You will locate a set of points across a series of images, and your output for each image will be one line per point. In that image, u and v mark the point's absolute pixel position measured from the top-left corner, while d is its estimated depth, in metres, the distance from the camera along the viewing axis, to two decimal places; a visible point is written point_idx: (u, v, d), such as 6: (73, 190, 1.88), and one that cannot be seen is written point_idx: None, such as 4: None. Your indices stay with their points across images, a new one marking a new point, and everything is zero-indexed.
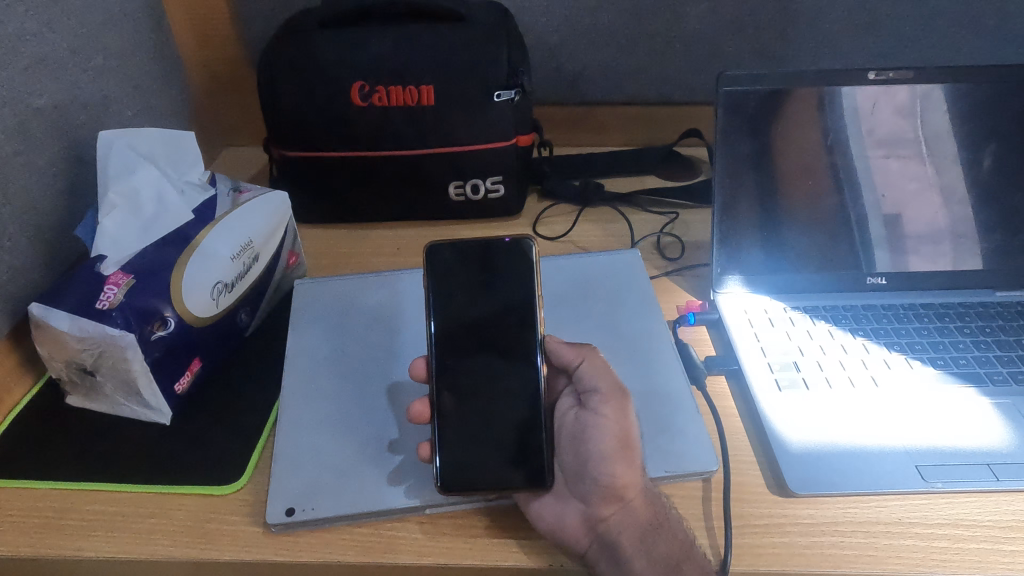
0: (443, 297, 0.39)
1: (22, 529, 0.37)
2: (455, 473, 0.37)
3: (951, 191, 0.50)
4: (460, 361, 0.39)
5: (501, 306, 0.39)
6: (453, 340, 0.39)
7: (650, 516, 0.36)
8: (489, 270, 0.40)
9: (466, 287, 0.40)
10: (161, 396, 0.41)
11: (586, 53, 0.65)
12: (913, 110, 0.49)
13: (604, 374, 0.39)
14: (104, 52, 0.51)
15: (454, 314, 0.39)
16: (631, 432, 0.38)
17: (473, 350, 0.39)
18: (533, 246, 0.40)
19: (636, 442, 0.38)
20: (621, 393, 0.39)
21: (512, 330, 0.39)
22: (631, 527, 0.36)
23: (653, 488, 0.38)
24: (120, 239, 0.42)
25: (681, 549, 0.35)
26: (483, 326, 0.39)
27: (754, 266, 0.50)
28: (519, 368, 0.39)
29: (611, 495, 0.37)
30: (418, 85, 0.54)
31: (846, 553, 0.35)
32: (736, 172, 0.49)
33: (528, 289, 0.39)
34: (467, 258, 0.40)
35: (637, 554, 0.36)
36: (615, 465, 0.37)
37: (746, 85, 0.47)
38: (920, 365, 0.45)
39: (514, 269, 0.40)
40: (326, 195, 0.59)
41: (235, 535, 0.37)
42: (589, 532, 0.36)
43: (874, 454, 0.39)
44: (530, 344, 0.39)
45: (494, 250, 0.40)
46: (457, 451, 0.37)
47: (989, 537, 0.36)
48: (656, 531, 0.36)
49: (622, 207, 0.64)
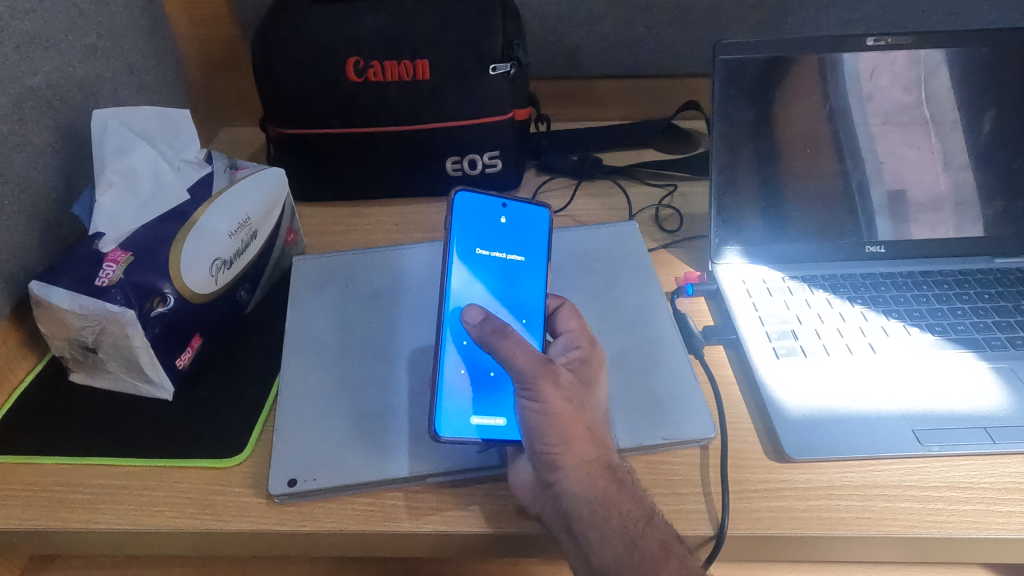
0: (462, 241, 0.42)
1: (29, 503, 0.37)
2: (452, 426, 0.38)
3: (952, 158, 0.50)
4: (472, 311, 0.41)
5: (513, 261, 0.43)
6: (467, 290, 0.41)
7: (606, 488, 0.35)
8: (505, 233, 0.44)
9: (485, 243, 0.43)
10: (163, 371, 0.42)
11: (583, 26, 0.64)
12: (914, 77, 0.48)
13: (515, 357, 0.36)
14: (97, 30, 0.51)
15: (470, 261, 0.42)
16: (558, 410, 0.35)
17: (484, 300, 0.41)
18: (549, 212, 0.45)
19: (570, 424, 0.35)
20: (543, 369, 0.36)
21: (520, 289, 0.43)
22: (580, 494, 0.34)
23: (611, 459, 0.36)
24: (119, 216, 0.42)
25: (639, 517, 0.34)
26: (496, 279, 0.42)
27: (752, 236, 0.50)
28: (525, 328, 0.41)
29: (548, 463, 0.35)
30: (413, 60, 0.54)
31: (842, 516, 0.36)
32: (735, 141, 0.48)
33: (538, 249, 0.44)
34: (489, 214, 0.43)
35: (592, 527, 0.34)
36: (556, 441, 0.35)
37: (743, 53, 0.47)
38: (917, 332, 0.45)
39: (528, 231, 0.44)
40: (323, 172, 0.59)
41: (238, 507, 0.37)
42: (542, 495, 0.35)
43: (870, 418, 0.39)
44: (536, 305, 0.42)
45: (513, 212, 0.44)
46: (463, 398, 0.38)
47: (984, 499, 0.36)
48: (608, 503, 0.34)
49: (620, 180, 0.64)
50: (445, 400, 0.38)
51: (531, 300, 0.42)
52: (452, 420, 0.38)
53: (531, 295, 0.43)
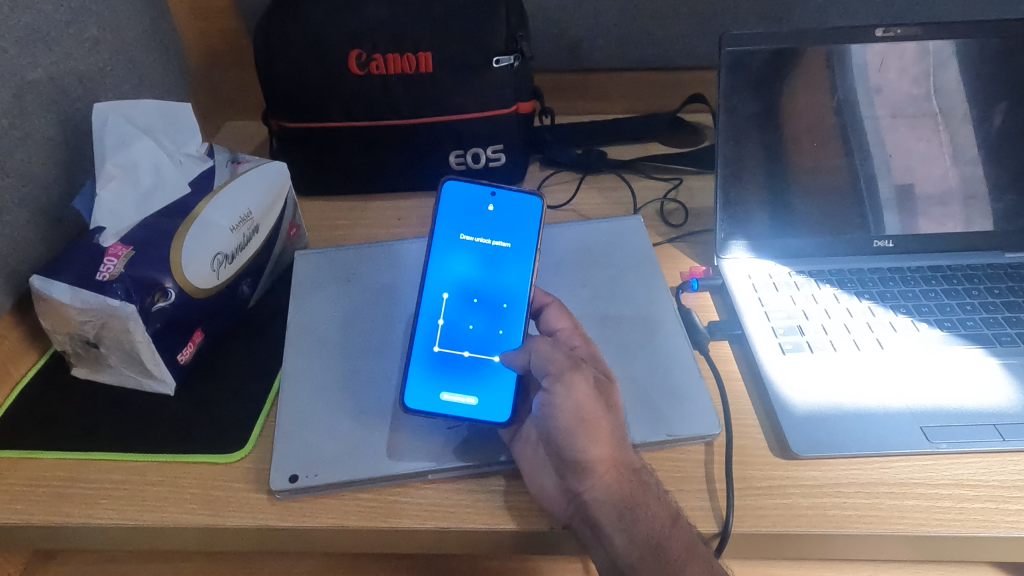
0: (447, 227, 0.43)
1: (31, 497, 0.37)
2: (421, 401, 0.39)
3: (961, 151, 0.49)
4: (450, 295, 0.42)
5: (498, 248, 0.43)
6: (447, 274, 0.42)
7: (630, 492, 0.35)
8: (492, 220, 0.43)
9: (470, 228, 0.43)
10: (164, 366, 0.41)
11: (588, 17, 0.64)
12: (923, 69, 0.47)
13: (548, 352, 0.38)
14: (98, 22, 0.51)
15: (452, 251, 0.43)
16: (585, 408, 0.36)
17: (465, 286, 0.42)
18: (541, 201, 0.44)
19: (589, 409, 0.36)
20: (570, 364, 0.37)
21: (505, 275, 0.42)
22: (607, 501, 0.35)
23: (633, 461, 0.36)
24: (119, 209, 0.42)
25: (666, 521, 0.34)
26: (479, 265, 0.43)
27: (758, 231, 0.49)
28: (506, 312, 0.42)
29: (579, 468, 0.36)
30: (416, 52, 0.53)
31: (848, 513, 0.35)
32: (741, 133, 0.48)
33: (527, 238, 0.43)
34: (478, 201, 0.44)
35: (618, 532, 0.35)
36: (579, 441, 0.35)
37: (751, 44, 0.46)
38: (926, 328, 0.44)
39: (516, 220, 0.44)
40: (326, 166, 0.59)
41: (240, 502, 0.37)
42: (569, 503, 0.36)
43: (877, 415, 0.39)
44: (520, 290, 0.42)
45: (503, 199, 0.44)
46: (435, 378, 0.40)
47: (993, 497, 0.36)
48: (635, 507, 0.35)
49: (625, 174, 0.63)
50: (418, 380, 0.40)
51: (516, 284, 0.42)
52: (425, 399, 0.39)
53: (515, 279, 0.42)
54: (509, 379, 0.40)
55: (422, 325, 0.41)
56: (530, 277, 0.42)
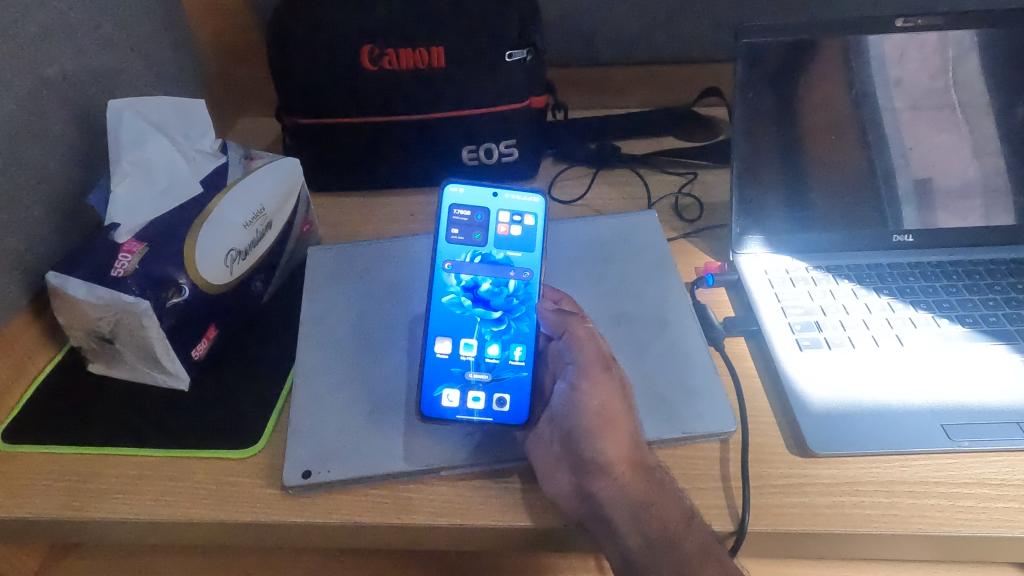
0: (450, 230, 0.43)
1: (47, 492, 0.37)
2: (434, 400, 0.39)
3: (983, 144, 0.48)
4: (460, 297, 0.41)
5: (504, 247, 0.43)
6: (456, 277, 0.42)
7: (645, 491, 0.35)
8: (495, 221, 0.43)
9: (475, 231, 0.43)
10: (178, 362, 0.42)
11: (601, 11, 0.63)
12: (944, 61, 0.47)
13: (585, 342, 0.38)
14: (113, 20, 0.51)
15: (458, 254, 0.42)
16: (609, 407, 0.36)
17: (474, 288, 0.42)
18: (543, 198, 0.44)
19: (611, 407, 0.36)
20: (599, 359, 0.38)
21: (513, 274, 0.42)
22: (622, 500, 0.35)
23: (649, 460, 0.36)
24: (133, 206, 0.42)
25: (681, 519, 0.34)
26: (486, 266, 0.42)
27: (774, 225, 0.49)
28: (517, 311, 0.41)
29: (599, 468, 0.36)
30: (429, 47, 0.53)
31: (867, 512, 0.35)
32: (757, 128, 0.47)
33: (532, 235, 0.43)
34: (480, 203, 0.44)
35: (631, 531, 0.34)
36: (599, 441, 0.36)
37: (766, 36, 0.45)
38: (947, 323, 0.43)
39: (521, 218, 0.44)
40: (338, 162, 0.59)
41: (253, 497, 0.37)
42: (583, 501, 0.35)
43: (897, 412, 0.38)
44: (530, 288, 0.42)
45: (506, 199, 0.44)
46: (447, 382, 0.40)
47: (1016, 497, 0.35)
48: (650, 506, 0.35)
49: (639, 168, 0.62)
50: (429, 383, 0.39)
51: (524, 284, 0.42)
52: (438, 402, 0.39)
53: (524, 278, 0.42)
54: (523, 379, 0.40)
55: (434, 328, 0.41)
56: (538, 276, 0.42)
